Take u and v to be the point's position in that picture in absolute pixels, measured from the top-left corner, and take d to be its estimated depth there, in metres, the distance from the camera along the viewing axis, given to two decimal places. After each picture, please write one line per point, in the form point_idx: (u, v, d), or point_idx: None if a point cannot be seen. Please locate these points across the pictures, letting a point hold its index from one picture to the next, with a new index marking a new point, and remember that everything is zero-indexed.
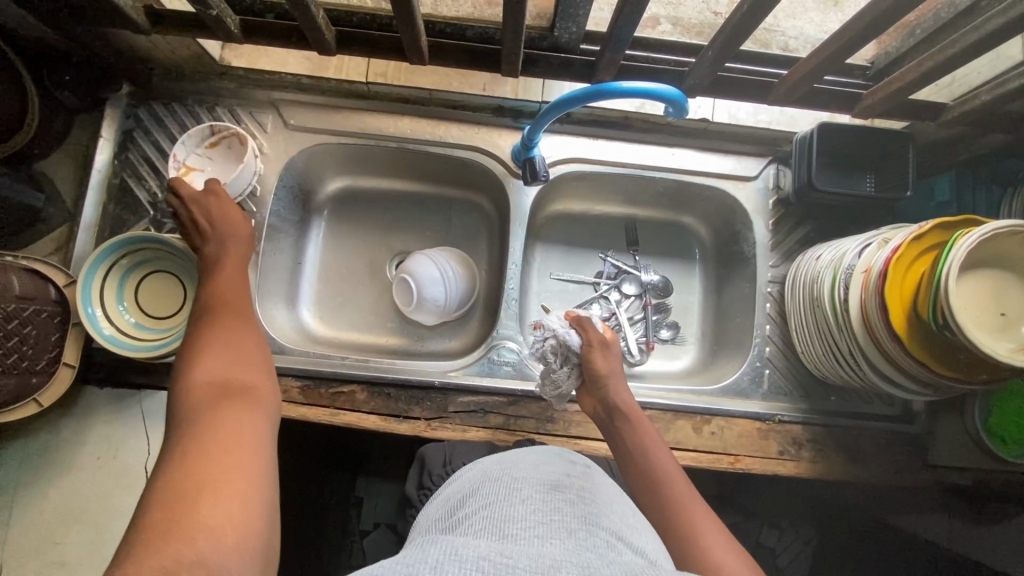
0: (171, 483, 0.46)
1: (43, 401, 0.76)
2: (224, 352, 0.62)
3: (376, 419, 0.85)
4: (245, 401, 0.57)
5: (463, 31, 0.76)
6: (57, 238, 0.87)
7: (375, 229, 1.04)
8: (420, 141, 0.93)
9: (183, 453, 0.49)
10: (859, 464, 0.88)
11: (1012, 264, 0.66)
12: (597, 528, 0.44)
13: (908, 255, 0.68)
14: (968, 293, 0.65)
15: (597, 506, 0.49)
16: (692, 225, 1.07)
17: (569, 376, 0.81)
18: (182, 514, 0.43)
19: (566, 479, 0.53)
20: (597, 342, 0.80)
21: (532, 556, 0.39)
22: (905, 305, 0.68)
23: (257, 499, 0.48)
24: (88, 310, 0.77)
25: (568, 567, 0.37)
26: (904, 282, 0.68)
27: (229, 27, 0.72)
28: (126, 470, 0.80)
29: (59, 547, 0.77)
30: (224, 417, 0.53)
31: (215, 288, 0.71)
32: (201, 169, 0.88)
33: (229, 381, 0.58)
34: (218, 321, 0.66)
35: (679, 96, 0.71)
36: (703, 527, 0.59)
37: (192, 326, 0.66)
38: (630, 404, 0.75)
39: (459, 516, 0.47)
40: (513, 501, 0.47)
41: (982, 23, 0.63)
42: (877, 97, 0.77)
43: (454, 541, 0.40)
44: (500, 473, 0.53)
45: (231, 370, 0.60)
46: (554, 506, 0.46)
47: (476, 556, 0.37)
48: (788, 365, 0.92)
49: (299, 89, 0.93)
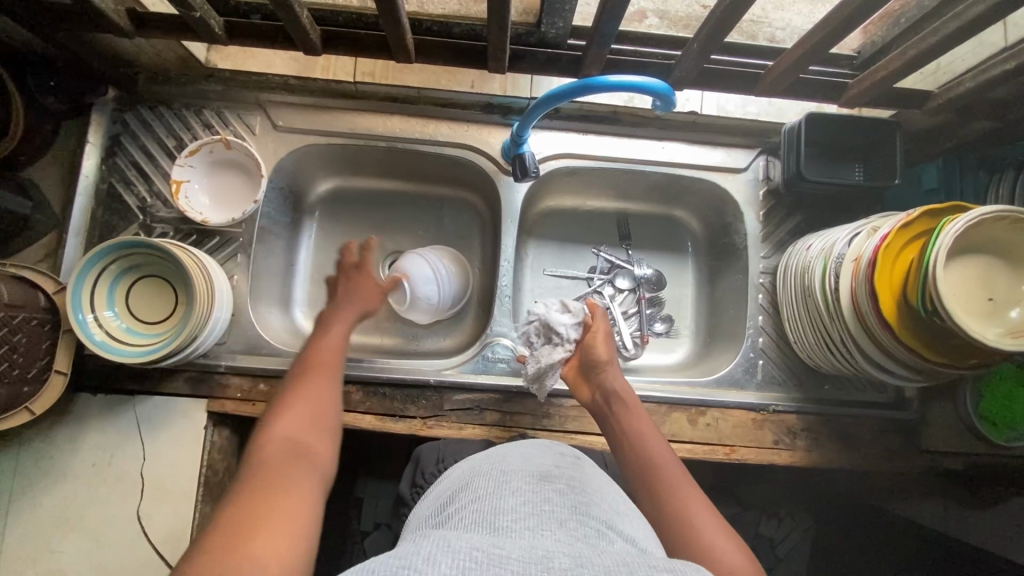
0: (231, 520, 0.46)
1: (36, 409, 0.75)
2: (305, 406, 0.62)
3: (372, 419, 0.85)
4: (308, 459, 0.56)
5: (451, 28, 0.76)
6: (49, 243, 0.86)
7: (366, 230, 1.04)
8: (409, 139, 0.93)
9: (248, 493, 0.50)
10: (854, 452, 0.89)
11: (996, 248, 0.66)
12: (587, 518, 0.45)
13: (893, 244, 0.69)
14: (955, 281, 0.65)
15: (588, 495, 0.49)
16: (684, 218, 1.07)
17: (550, 354, 0.80)
18: (233, 558, 0.43)
19: (555, 469, 0.53)
20: (600, 330, 0.81)
21: (525, 548, 0.39)
22: (891, 296, 0.69)
23: (302, 544, 0.47)
24: (79, 316, 0.75)
25: (560, 557, 0.38)
26: (891, 262, 0.69)
27: (213, 29, 0.71)
28: (122, 476, 0.80)
29: (57, 555, 0.77)
30: (287, 468, 0.53)
31: (314, 346, 0.73)
32: (189, 181, 0.87)
33: (302, 436, 0.59)
34: (307, 377, 0.67)
35: (666, 89, 0.71)
36: (698, 512, 0.58)
37: (286, 380, 0.68)
38: (626, 391, 0.76)
39: (451, 510, 0.47)
40: (503, 493, 0.47)
41: (963, 11, 0.63)
42: (863, 86, 0.78)
43: (447, 535, 0.40)
44: (489, 467, 0.53)
45: (305, 424, 0.60)
46: (544, 496, 0.47)
47: (468, 548, 0.38)
48: (782, 356, 0.93)
49: (286, 89, 0.93)
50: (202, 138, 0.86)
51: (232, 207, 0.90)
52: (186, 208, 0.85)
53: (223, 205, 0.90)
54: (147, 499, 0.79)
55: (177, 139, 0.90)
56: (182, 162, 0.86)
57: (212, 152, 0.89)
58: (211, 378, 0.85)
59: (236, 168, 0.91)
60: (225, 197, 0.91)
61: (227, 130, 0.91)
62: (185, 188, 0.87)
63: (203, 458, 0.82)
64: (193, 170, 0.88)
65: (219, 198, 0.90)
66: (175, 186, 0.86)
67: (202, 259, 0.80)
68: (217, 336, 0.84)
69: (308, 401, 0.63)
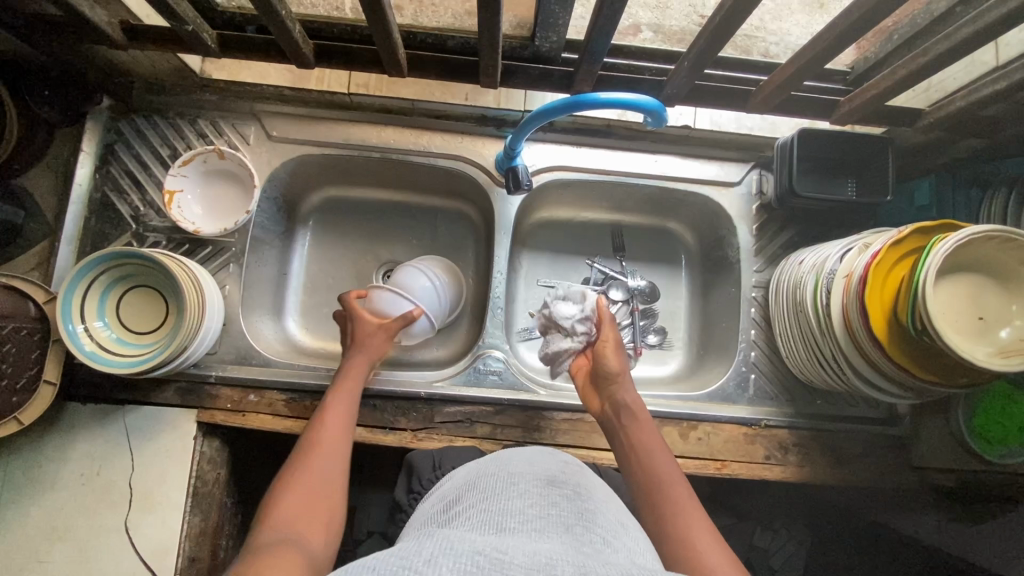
0: None
1: (24, 419, 0.74)
2: (304, 492, 0.61)
3: (363, 430, 0.85)
4: (301, 540, 0.55)
5: (445, 41, 0.76)
6: (40, 253, 0.86)
7: (360, 240, 1.04)
8: (402, 150, 0.93)
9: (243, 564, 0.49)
10: (846, 468, 0.88)
11: (1004, 266, 0.66)
12: (592, 525, 0.45)
13: (894, 254, 0.69)
14: (956, 294, 0.66)
15: (592, 503, 0.49)
16: (678, 230, 1.07)
17: (559, 343, 0.84)
18: None
19: (562, 475, 0.53)
20: (612, 342, 0.78)
21: (528, 554, 0.38)
22: (890, 304, 0.69)
23: None
24: (68, 326, 0.75)
25: (563, 565, 0.37)
26: (891, 269, 0.69)
27: (206, 42, 0.72)
28: (111, 486, 0.80)
29: (43, 565, 0.77)
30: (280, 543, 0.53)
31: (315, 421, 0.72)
32: (182, 191, 0.88)
33: (298, 517, 0.58)
34: (306, 457, 0.66)
35: (657, 106, 0.71)
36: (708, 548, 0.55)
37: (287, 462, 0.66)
38: (637, 403, 0.74)
39: (457, 510, 0.48)
40: (511, 494, 0.47)
41: (952, 32, 0.64)
42: (855, 104, 0.78)
43: (449, 537, 0.40)
44: (496, 469, 0.53)
45: (303, 505, 0.59)
46: (550, 501, 0.47)
47: (471, 552, 0.37)
48: (774, 369, 0.93)
49: (281, 100, 0.93)
50: (195, 148, 0.86)
51: (224, 216, 0.90)
52: (179, 219, 0.86)
53: (217, 215, 0.90)
54: (134, 510, 0.79)
55: (171, 148, 0.91)
56: (177, 172, 0.87)
57: (206, 162, 0.89)
58: (202, 389, 0.85)
59: (230, 178, 0.91)
60: (219, 206, 0.91)
61: (221, 140, 0.91)
62: (178, 197, 0.87)
63: (191, 469, 0.82)
64: (189, 179, 0.89)
65: (212, 208, 0.91)
66: (167, 195, 0.86)
67: (196, 271, 0.80)
68: (208, 347, 0.83)
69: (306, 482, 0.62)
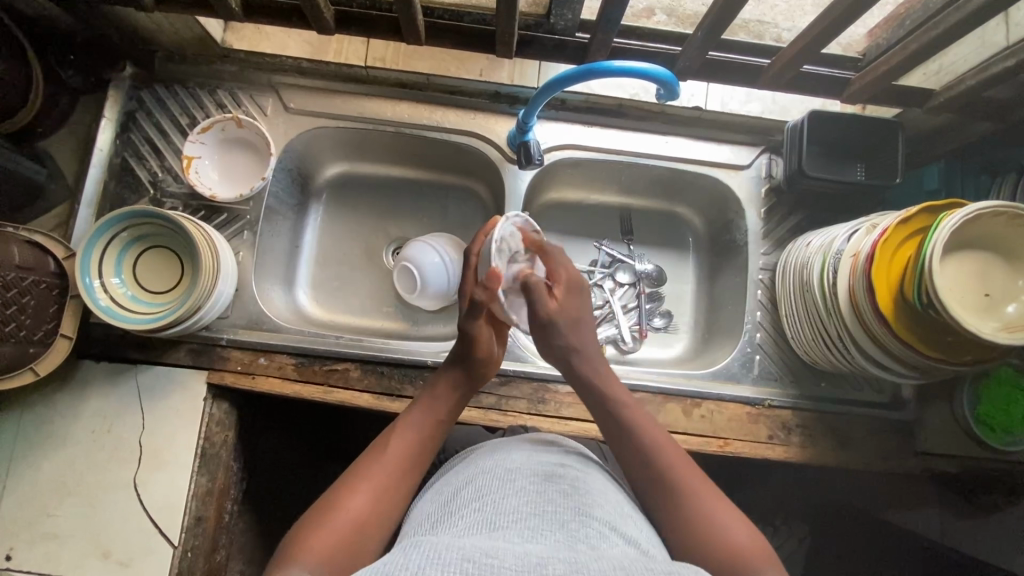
0: None
1: (40, 370, 0.75)
2: (369, 505, 0.53)
3: (369, 397, 0.86)
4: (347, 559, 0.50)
5: (461, 16, 0.78)
6: (60, 213, 0.89)
7: (373, 215, 1.05)
8: (417, 125, 0.95)
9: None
10: (848, 450, 0.88)
11: (999, 246, 0.67)
12: (589, 520, 0.46)
13: (896, 249, 0.69)
14: (958, 293, 0.66)
15: (591, 496, 0.50)
16: (686, 215, 1.08)
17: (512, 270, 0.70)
18: None
19: (560, 468, 0.54)
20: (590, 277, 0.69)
21: (517, 556, 0.38)
22: (893, 309, 0.69)
23: None
24: (86, 279, 0.77)
25: (555, 564, 0.38)
26: (890, 270, 0.69)
27: (230, 4, 0.73)
28: (122, 443, 0.81)
29: (53, 519, 0.78)
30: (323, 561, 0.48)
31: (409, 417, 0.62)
32: (200, 158, 0.90)
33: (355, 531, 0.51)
34: (387, 457, 0.57)
35: (671, 78, 0.72)
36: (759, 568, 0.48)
37: (367, 450, 0.59)
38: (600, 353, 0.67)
39: (452, 512, 0.48)
40: (507, 494, 0.48)
41: (963, 5, 0.65)
42: (865, 84, 0.79)
43: (436, 546, 0.40)
44: (493, 466, 0.54)
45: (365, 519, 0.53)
46: (546, 498, 0.48)
47: (459, 561, 0.37)
48: (780, 352, 0.93)
49: (298, 72, 0.95)
50: (223, 116, 0.88)
51: (239, 184, 0.92)
52: (195, 183, 0.87)
53: (233, 182, 0.92)
54: (144, 467, 0.80)
55: (190, 116, 0.92)
56: (196, 137, 0.89)
57: (224, 130, 0.91)
58: (213, 351, 0.86)
59: (246, 147, 0.92)
60: (233, 173, 0.92)
61: (240, 110, 0.93)
62: (197, 163, 0.89)
63: (200, 429, 0.83)
64: (208, 145, 0.90)
65: (228, 175, 0.92)
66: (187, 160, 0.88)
67: (213, 236, 0.81)
68: (220, 311, 0.85)
69: (374, 491, 0.54)
